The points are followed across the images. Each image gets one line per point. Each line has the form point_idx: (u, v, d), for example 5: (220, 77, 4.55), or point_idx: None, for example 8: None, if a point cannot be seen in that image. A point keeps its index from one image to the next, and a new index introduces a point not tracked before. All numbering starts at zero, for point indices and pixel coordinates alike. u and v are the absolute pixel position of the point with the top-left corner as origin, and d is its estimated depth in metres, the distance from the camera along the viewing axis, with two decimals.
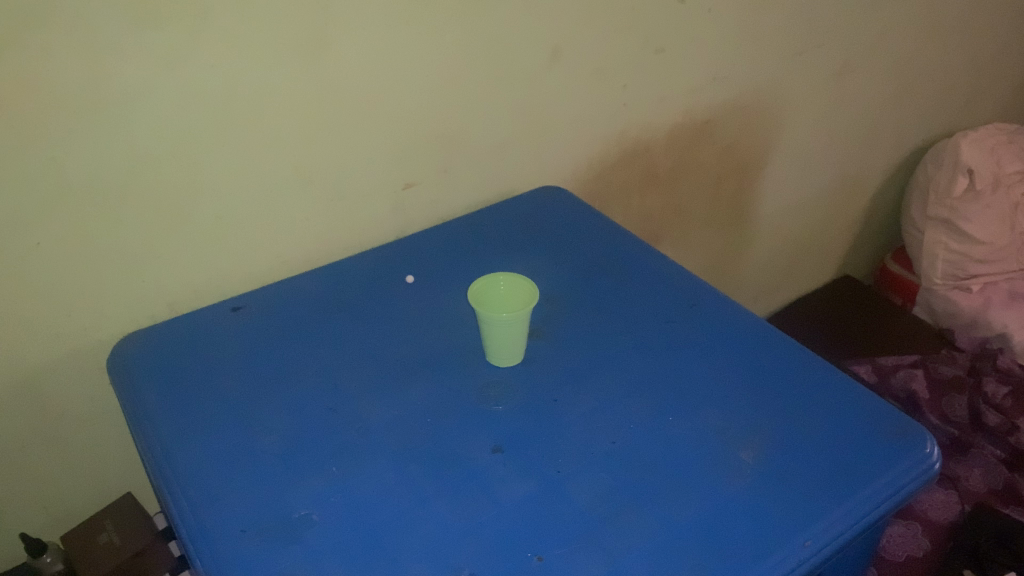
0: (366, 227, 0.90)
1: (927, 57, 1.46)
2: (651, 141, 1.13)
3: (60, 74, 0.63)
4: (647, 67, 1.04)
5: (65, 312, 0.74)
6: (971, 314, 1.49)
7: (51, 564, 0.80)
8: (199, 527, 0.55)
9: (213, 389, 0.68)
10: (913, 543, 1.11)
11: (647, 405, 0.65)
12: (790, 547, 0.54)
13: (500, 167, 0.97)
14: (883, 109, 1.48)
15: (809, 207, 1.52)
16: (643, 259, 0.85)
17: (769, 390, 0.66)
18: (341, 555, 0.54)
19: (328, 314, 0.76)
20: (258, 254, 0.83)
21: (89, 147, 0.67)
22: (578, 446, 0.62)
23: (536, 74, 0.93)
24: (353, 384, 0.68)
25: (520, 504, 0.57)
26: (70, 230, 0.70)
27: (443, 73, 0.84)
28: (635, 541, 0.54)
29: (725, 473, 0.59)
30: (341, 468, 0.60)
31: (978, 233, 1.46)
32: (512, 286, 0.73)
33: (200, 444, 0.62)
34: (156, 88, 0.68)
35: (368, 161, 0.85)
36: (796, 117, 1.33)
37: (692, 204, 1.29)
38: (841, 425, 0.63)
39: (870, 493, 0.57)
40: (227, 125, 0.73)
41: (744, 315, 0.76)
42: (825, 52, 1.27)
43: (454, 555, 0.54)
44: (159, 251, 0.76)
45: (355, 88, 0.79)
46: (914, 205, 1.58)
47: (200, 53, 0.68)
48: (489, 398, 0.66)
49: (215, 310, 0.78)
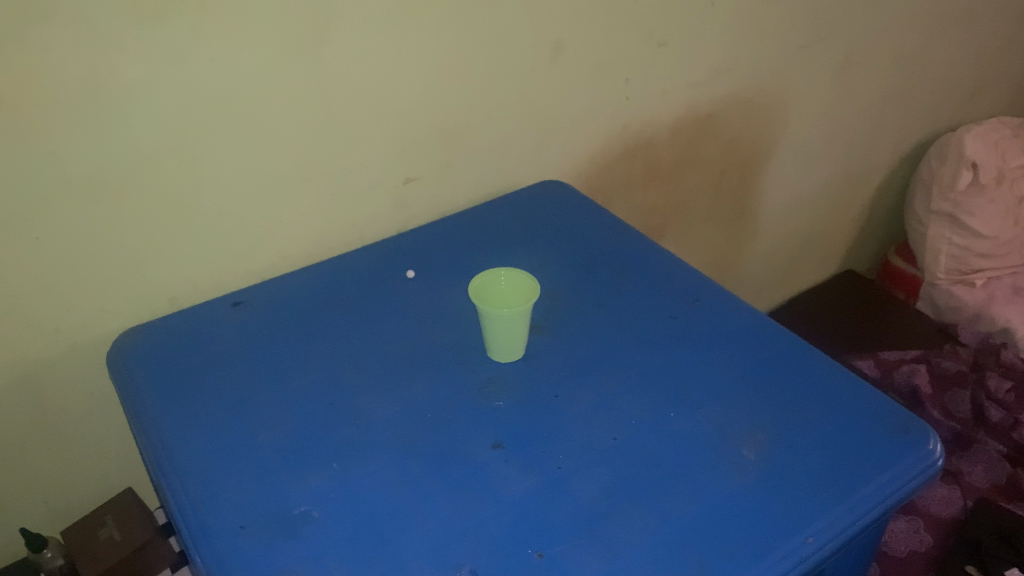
0: (366, 223, 0.89)
1: (932, 50, 1.45)
2: (653, 136, 1.13)
3: (60, 69, 0.62)
4: (649, 61, 1.03)
5: (65, 308, 0.74)
6: (975, 309, 1.49)
7: (51, 560, 0.80)
8: (198, 524, 0.55)
9: (213, 385, 0.67)
10: (915, 538, 1.11)
11: (647, 401, 0.65)
12: (791, 545, 0.53)
13: (501, 162, 0.97)
14: (887, 102, 1.47)
15: (812, 202, 1.52)
16: (644, 254, 0.84)
17: (772, 386, 0.66)
18: (341, 552, 0.53)
19: (328, 310, 0.76)
20: (258, 250, 0.83)
21: (88, 141, 0.67)
22: (579, 443, 0.61)
23: (537, 69, 0.92)
24: (353, 380, 0.67)
25: (521, 501, 0.57)
26: (71, 225, 0.70)
27: (443, 67, 0.84)
28: (636, 538, 0.54)
29: (727, 470, 0.59)
30: (341, 465, 0.60)
31: (983, 227, 1.46)
32: (513, 282, 0.72)
33: (200, 440, 0.62)
34: (156, 83, 0.67)
35: (368, 156, 0.84)
36: (799, 110, 1.32)
37: (695, 198, 1.28)
38: (844, 422, 0.62)
39: (872, 491, 0.57)
40: (226, 120, 0.73)
41: (746, 311, 0.75)
42: (829, 46, 1.27)
43: (454, 553, 0.53)
44: (159, 246, 0.76)
45: (356, 82, 0.78)
46: (917, 199, 1.56)
47: (200, 48, 0.67)
48: (490, 394, 0.66)
49: (215, 305, 0.77)
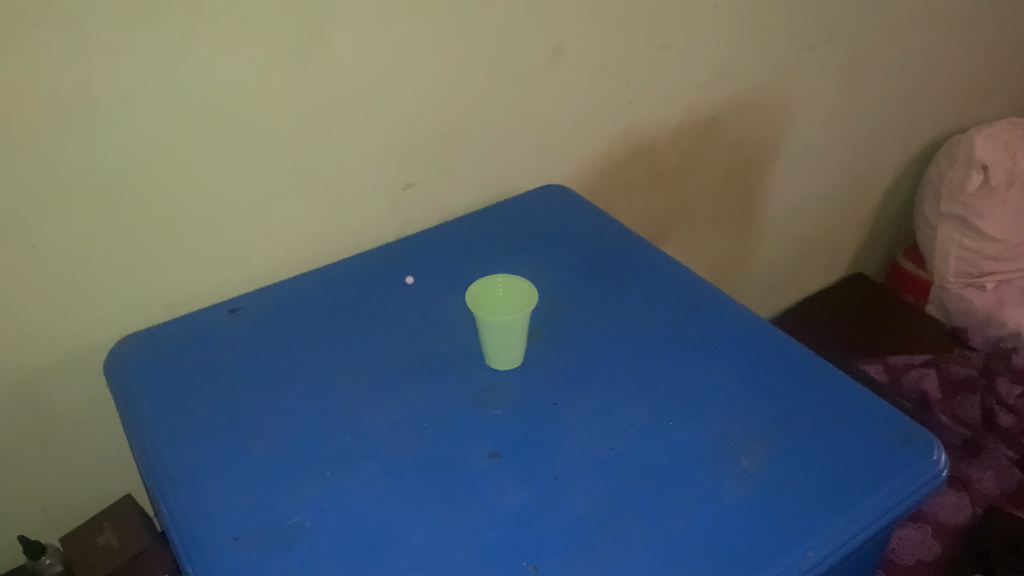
0: (365, 227, 0.89)
1: (939, 51, 1.44)
2: (656, 139, 1.12)
3: (54, 76, 0.62)
4: (651, 64, 1.02)
5: (61, 314, 0.74)
6: (985, 313, 1.47)
7: (50, 566, 0.80)
8: (190, 534, 0.55)
9: (209, 392, 0.67)
10: (923, 546, 1.09)
11: (646, 410, 0.64)
12: (790, 557, 0.52)
13: (501, 166, 0.96)
14: (894, 104, 1.45)
15: (819, 204, 1.50)
16: (645, 260, 0.84)
17: (772, 395, 0.65)
18: (333, 561, 0.53)
19: (326, 317, 0.76)
20: (257, 255, 0.83)
21: (82, 147, 0.67)
22: (576, 451, 0.61)
23: (537, 73, 0.91)
24: (351, 387, 0.67)
25: (515, 512, 0.56)
26: (65, 231, 0.70)
27: (442, 70, 0.83)
28: (632, 551, 0.53)
29: (726, 481, 0.58)
30: (335, 474, 0.59)
31: (993, 229, 1.44)
32: (511, 288, 0.72)
33: (193, 448, 0.62)
34: (151, 89, 0.67)
35: (366, 160, 0.84)
36: (805, 112, 1.30)
37: (699, 201, 1.27)
38: (846, 433, 0.61)
39: (873, 503, 0.56)
40: (223, 125, 0.72)
41: (748, 317, 0.74)
42: (835, 47, 1.25)
43: (446, 564, 0.53)
44: (156, 252, 0.76)
45: (354, 87, 0.78)
46: (926, 202, 1.55)
47: (194, 52, 0.67)
48: (486, 403, 0.65)
49: (213, 311, 0.77)
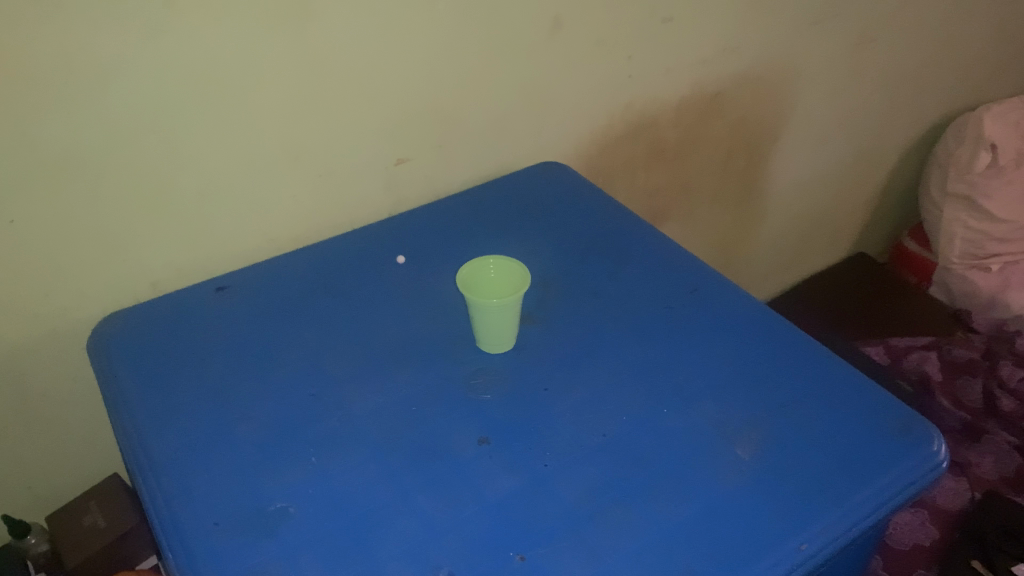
0: (357, 204, 0.87)
1: (950, 26, 1.40)
2: (657, 116, 1.09)
3: (29, 45, 0.60)
4: (653, 38, 0.99)
5: (42, 292, 0.72)
6: (989, 295, 1.45)
7: (35, 545, 0.80)
8: (170, 519, 0.53)
9: (193, 374, 0.65)
10: (921, 531, 1.09)
11: (639, 396, 0.63)
12: (785, 549, 0.51)
13: (498, 142, 0.94)
14: (902, 80, 1.41)
15: (822, 182, 1.47)
16: (644, 240, 0.82)
17: (768, 382, 0.63)
18: (316, 552, 0.51)
19: (314, 296, 0.74)
20: (245, 234, 0.81)
21: (61, 121, 0.64)
22: (566, 437, 0.59)
23: (535, 46, 0.89)
24: (339, 368, 0.66)
25: (504, 500, 0.55)
26: (44, 207, 0.68)
27: (436, 43, 0.81)
28: (622, 541, 0.52)
29: (720, 471, 0.56)
30: (320, 459, 0.58)
31: (998, 210, 1.41)
32: (503, 269, 0.70)
33: (176, 432, 0.60)
34: (131, 60, 0.64)
35: (358, 137, 0.82)
36: (810, 88, 1.27)
37: (699, 179, 1.24)
38: (843, 421, 0.60)
39: (869, 494, 0.54)
40: (207, 98, 0.70)
41: (747, 301, 0.72)
42: (843, 21, 1.21)
43: (433, 553, 0.52)
44: (139, 228, 0.74)
45: (344, 59, 0.75)
46: (933, 182, 1.52)
47: (177, 21, 0.65)
48: (476, 387, 0.64)
49: (199, 290, 0.75)
